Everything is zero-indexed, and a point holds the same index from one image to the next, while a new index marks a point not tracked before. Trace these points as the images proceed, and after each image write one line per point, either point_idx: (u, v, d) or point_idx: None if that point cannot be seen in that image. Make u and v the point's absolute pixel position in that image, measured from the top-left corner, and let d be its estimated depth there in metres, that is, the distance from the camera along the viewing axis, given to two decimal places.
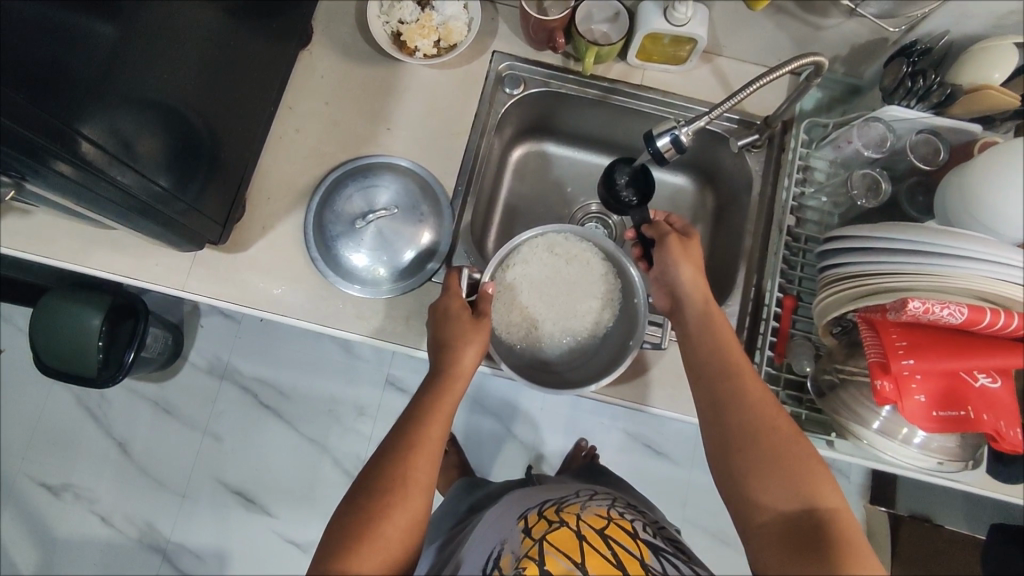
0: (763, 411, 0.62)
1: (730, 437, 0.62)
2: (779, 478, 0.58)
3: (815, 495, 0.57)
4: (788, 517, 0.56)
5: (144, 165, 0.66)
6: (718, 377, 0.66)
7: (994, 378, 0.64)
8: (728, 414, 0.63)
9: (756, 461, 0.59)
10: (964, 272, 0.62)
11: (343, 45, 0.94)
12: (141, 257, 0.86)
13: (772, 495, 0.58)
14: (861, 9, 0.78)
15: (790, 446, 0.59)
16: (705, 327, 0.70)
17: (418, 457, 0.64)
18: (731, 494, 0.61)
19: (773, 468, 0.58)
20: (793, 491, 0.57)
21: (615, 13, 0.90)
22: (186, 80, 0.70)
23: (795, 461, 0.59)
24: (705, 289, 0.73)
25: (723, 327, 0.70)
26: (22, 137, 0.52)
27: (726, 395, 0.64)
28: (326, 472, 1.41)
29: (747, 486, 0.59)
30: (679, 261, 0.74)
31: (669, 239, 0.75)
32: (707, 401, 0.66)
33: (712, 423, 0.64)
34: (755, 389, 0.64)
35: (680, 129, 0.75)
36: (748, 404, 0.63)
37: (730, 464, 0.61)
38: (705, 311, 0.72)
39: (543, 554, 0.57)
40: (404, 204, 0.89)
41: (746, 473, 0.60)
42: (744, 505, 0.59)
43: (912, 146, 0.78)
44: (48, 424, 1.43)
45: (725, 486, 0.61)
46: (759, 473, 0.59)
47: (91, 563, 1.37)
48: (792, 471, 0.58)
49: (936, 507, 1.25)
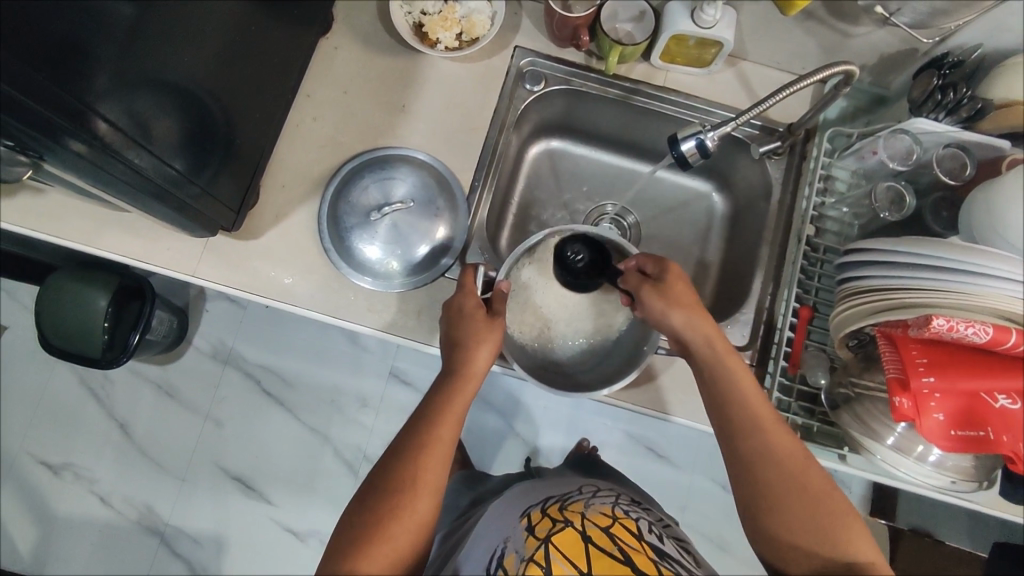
0: (790, 463, 0.62)
1: (759, 490, 0.62)
2: (814, 535, 0.59)
3: (850, 548, 0.58)
4: (828, 571, 0.58)
5: (160, 148, 0.65)
6: (742, 430, 0.65)
7: (1016, 400, 0.62)
8: (753, 467, 0.63)
9: (789, 517, 0.60)
10: (991, 291, 0.60)
11: (364, 34, 0.93)
12: (152, 241, 0.85)
13: (809, 550, 0.59)
14: (894, 19, 0.77)
15: (821, 499, 0.60)
16: (717, 373, 0.69)
17: (429, 457, 0.64)
18: (765, 544, 0.62)
19: (812, 532, 0.59)
20: (830, 546, 0.59)
21: (641, 12, 0.88)
22: (204, 62, 0.68)
23: (832, 522, 0.59)
24: (710, 328, 0.71)
25: (737, 368, 0.68)
26: (38, 113, 0.51)
27: (752, 453, 0.63)
28: (326, 462, 1.40)
29: (782, 541, 0.60)
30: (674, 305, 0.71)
31: (646, 292, 0.73)
32: (731, 450, 0.65)
33: (736, 472, 0.64)
34: (778, 437, 0.64)
35: (705, 134, 0.74)
36: (774, 457, 0.63)
37: (760, 517, 0.62)
38: (718, 356, 0.69)
39: (549, 559, 0.56)
40: (421, 198, 0.88)
41: (780, 529, 0.60)
42: (784, 565, 0.60)
43: (938, 159, 0.76)
44: (51, 402, 1.42)
45: (757, 535, 0.63)
46: (793, 529, 0.60)
47: (88, 543, 1.37)
48: (827, 526, 0.59)
49: (939, 523, 1.25)
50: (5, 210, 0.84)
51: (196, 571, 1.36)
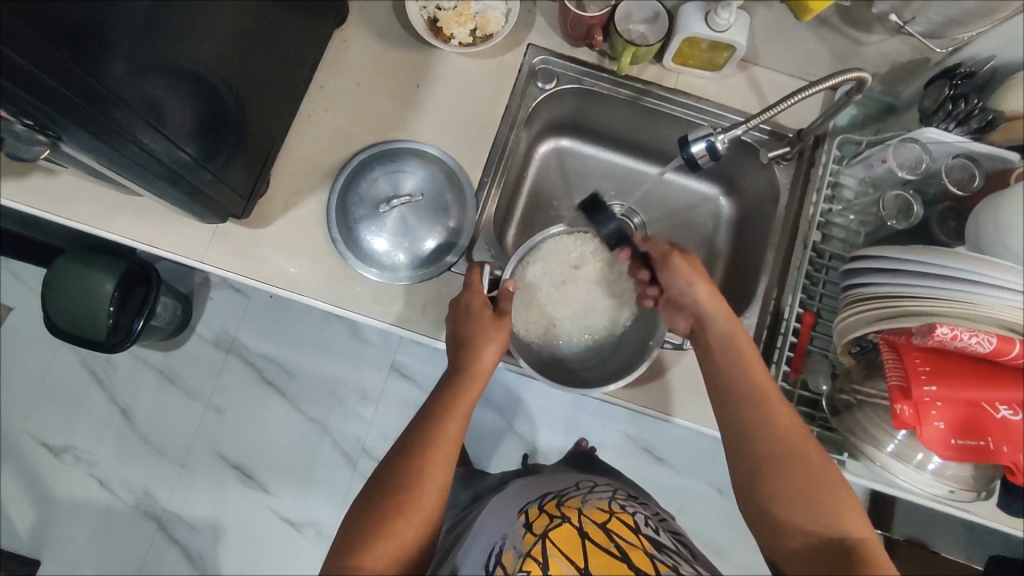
0: (790, 436, 0.61)
1: (757, 461, 0.61)
2: (807, 504, 0.58)
3: (843, 522, 0.56)
4: (818, 544, 0.56)
5: (173, 131, 0.66)
6: (741, 396, 0.66)
7: (1017, 411, 0.62)
8: (752, 437, 0.63)
9: (783, 485, 0.59)
10: (998, 301, 0.60)
11: (378, 27, 0.93)
12: (161, 226, 0.85)
13: (800, 521, 0.57)
14: (908, 28, 0.76)
15: (818, 472, 0.59)
16: (728, 347, 0.70)
17: (435, 454, 0.64)
18: (757, 517, 0.60)
19: (798, 493, 0.58)
20: (822, 517, 0.57)
21: (654, 14, 0.89)
22: (220, 48, 0.69)
23: (821, 486, 0.58)
24: (724, 305, 0.72)
25: (746, 345, 0.69)
26: (56, 91, 0.52)
27: (748, 417, 0.64)
28: (325, 453, 1.41)
29: (774, 511, 0.59)
30: (691, 278, 0.73)
31: (673, 256, 0.75)
32: (732, 424, 0.65)
33: (735, 444, 0.64)
34: (781, 412, 0.63)
35: (716, 136, 0.75)
36: (774, 428, 0.62)
37: (755, 487, 0.61)
38: (727, 329, 0.71)
39: (546, 555, 0.57)
40: (430, 192, 0.89)
41: (773, 498, 0.59)
42: (770, 531, 0.59)
43: (947, 169, 0.76)
44: (54, 384, 1.43)
45: (751, 509, 0.61)
46: (786, 497, 0.59)
47: (86, 526, 1.37)
48: (821, 498, 0.57)
49: (933, 534, 1.25)
50: (17, 190, 0.84)
51: (192, 558, 1.37)
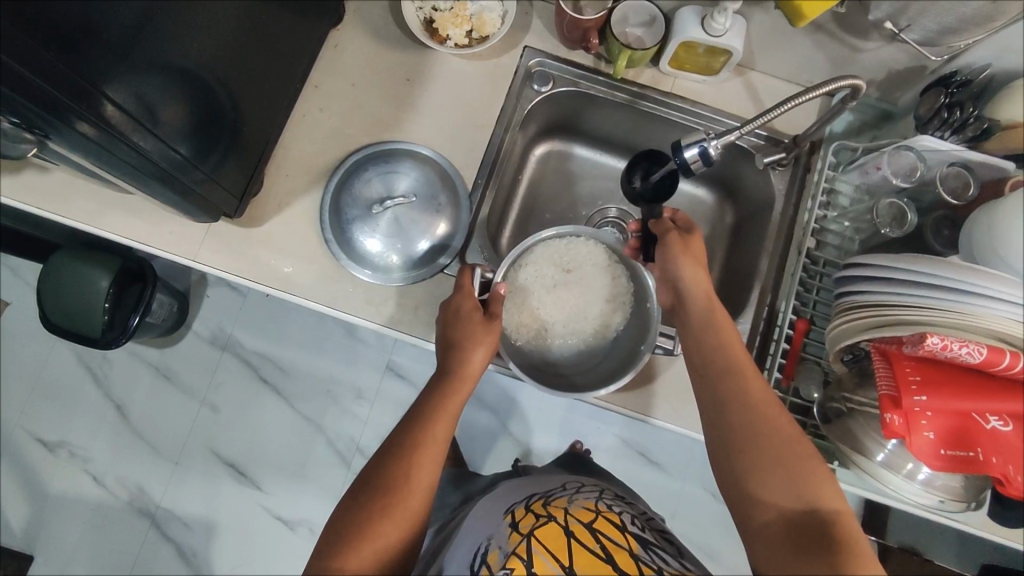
0: (765, 411, 0.62)
1: (733, 435, 0.62)
2: (781, 477, 0.58)
3: (817, 497, 0.56)
4: (791, 516, 0.56)
5: (166, 132, 0.66)
6: (720, 372, 0.66)
7: (1008, 423, 0.62)
8: (728, 412, 0.63)
9: (759, 458, 0.59)
10: (989, 313, 0.61)
11: (374, 27, 0.93)
12: (154, 223, 0.85)
13: (774, 494, 0.57)
14: (903, 35, 0.75)
15: (792, 447, 0.59)
16: (708, 325, 0.70)
17: (422, 457, 0.64)
18: (732, 492, 0.60)
19: (774, 466, 0.58)
20: (795, 490, 0.57)
21: (651, 18, 0.88)
22: (215, 48, 0.69)
23: (797, 461, 0.58)
24: (708, 285, 0.73)
25: (726, 325, 0.70)
26: (46, 93, 0.51)
27: (727, 393, 0.64)
28: (319, 452, 1.41)
29: (749, 484, 0.59)
30: (679, 257, 0.74)
31: (670, 236, 0.75)
32: (710, 401, 0.65)
33: (712, 420, 0.64)
34: (758, 390, 0.64)
35: (709, 141, 0.74)
36: (751, 404, 0.63)
37: (731, 463, 0.61)
38: (708, 309, 0.71)
39: (531, 553, 0.57)
40: (423, 193, 0.88)
41: (748, 471, 0.59)
42: (745, 504, 0.59)
43: (942, 178, 0.76)
44: (49, 380, 1.43)
45: (726, 485, 0.61)
46: (760, 471, 0.59)
47: (79, 522, 1.37)
48: (796, 471, 0.58)
49: (927, 542, 1.24)
50: (12, 186, 0.84)
51: (184, 555, 1.37)
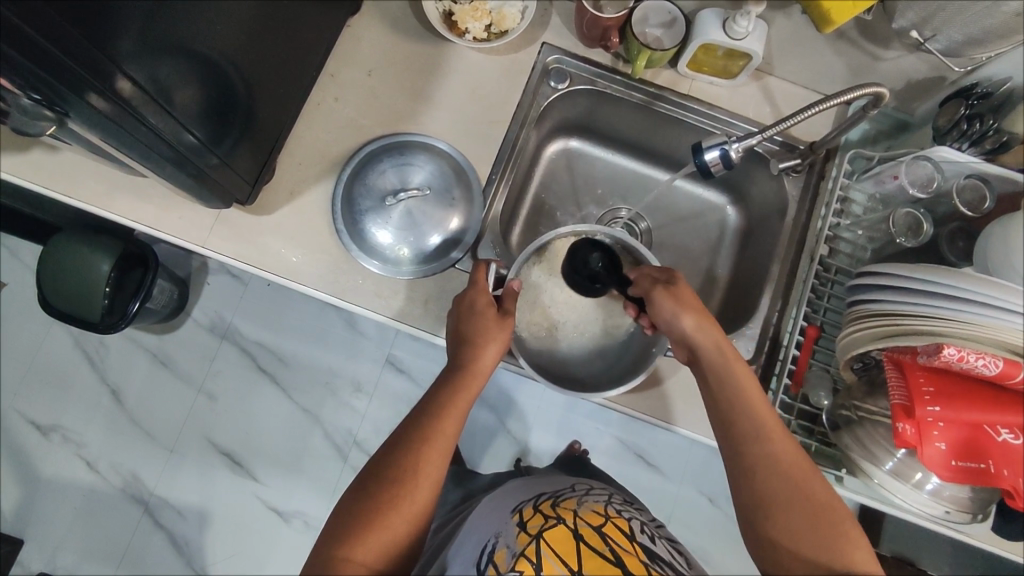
0: (793, 474, 0.61)
1: (762, 497, 0.61)
2: (818, 543, 0.58)
3: (853, 566, 0.56)
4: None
5: (181, 113, 0.65)
6: (743, 433, 0.65)
7: (1019, 436, 0.62)
8: (756, 473, 0.62)
9: (794, 523, 0.59)
10: (1002, 324, 0.60)
11: (392, 17, 0.92)
12: (163, 208, 0.84)
13: (813, 560, 0.57)
14: (928, 45, 0.76)
15: (824, 511, 0.59)
16: (723, 378, 0.69)
17: (432, 450, 0.63)
18: (764, 555, 0.61)
19: (808, 537, 0.58)
20: (834, 556, 0.57)
21: (671, 19, 0.88)
22: (236, 33, 0.67)
23: (830, 528, 0.58)
24: (718, 336, 0.71)
25: (745, 377, 0.68)
26: (63, 64, 0.50)
27: (753, 454, 0.63)
28: (316, 444, 1.40)
29: (785, 548, 0.59)
30: (681, 308, 0.72)
31: (658, 291, 0.75)
32: (734, 461, 0.65)
33: (739, 480, 0.64)
34: (784, 447, 0.63)
35: (730, 144, 0.74)
36: (776, 464, 0.62)
37: (764, 524, 0.60)
38: (725, 361, 0.70)
39: (540, 555, 0.56)
40: (437, 186, 0.88)
41: (784, 536, 0.59)
42: (781, 573, 0.59)
43: (958, 190, 0.75)
44: (45, 362, 1.42)
45: (758, 543, 0.61)
46: (794, 540, 0.59)
47: (71, 508, 1.36)
48: (833, 536, 0.58)
49: (921, 552, 1.25)
50: (18, 165, 0.83)
51: (177, 544, 1.35)
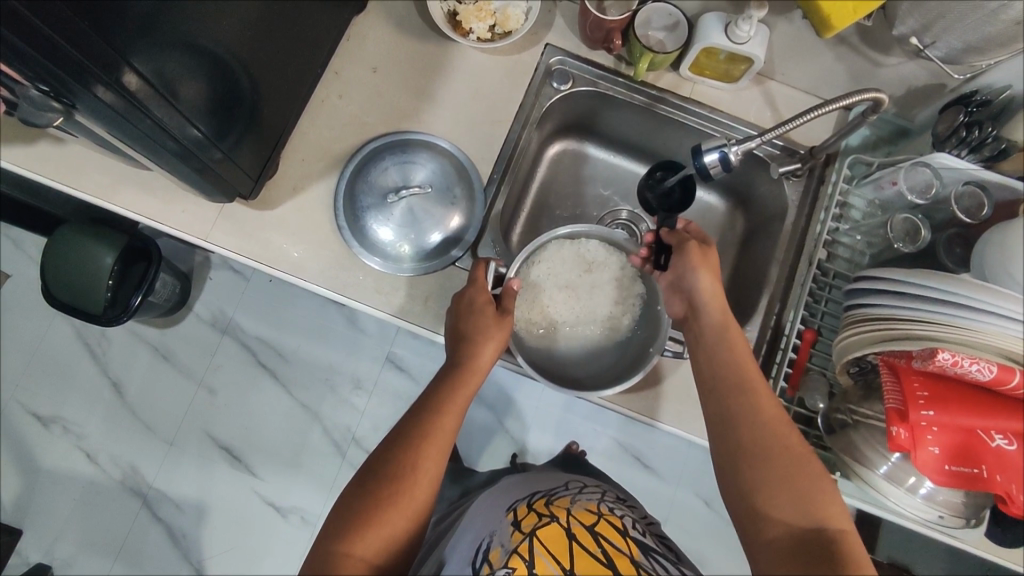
0: (775, 427, 0.62)
1: (742, 446, 0.62)
2: (790, 494, 0.58)
3: (824, 516, 0.57)
4: (798, 533, 0.56)
5: (187, 108, 0.65)
6: (730, 389, 0.66)
7: (1013, 442, 0.63)
8: (738, 426, 0.63)
9: (768, 474, 0.59)
10: (999, 330, 0.60)
11: (397, 17, 0.93)
12: (167, 201, 0.85)
13: (783, 510, 0.58)
14: (928, 52, 0.76)
15: (801, 464, 0.60)
16: (722, 339, 0.70)
17: (431, 446, 0.64)
18: (738, 506, 0.61)
19: (784, 485, 0.59)
20: (805, 508, 0.57)
21: (675, 22, 0.89)
22: (242, 29, 0.68)
23: (806, 480, 0.59)
24: (721, 296, 0.73)
25: (738, 339, 0.70)
26: (71, 57, 0.51)
27: (737, 408, 0.64)
28: (314, 439, 1.40)
29: (757, 498, 0.59)
30: (698, 268, 0.73)
31: (690, 245, 0.74)
32: (719, 415, 0.66)
33: (720, 433, 0.65)
34: (770, 406, 0.64)
35: (729, 148, 0.75)
36: (759, 418, 0.63)
37: (740, 476, 0.61)
38: (723, 323, 0.71)
39: (533, 554, 0.56)
40: (439, 184, 0.89)
41: (757, 487, 0.60)
42: (752, 520, 0.59)
43: (956, 196, 0.75)
44: (47, 354, 1.43)
45: (732, 496, 0.62)
46: (769, 488, 0.59)
47: (70, 499, 1.37)
48: (806, 490, 0.58)
49: (915, 559, 1.25)
50: (25, 156, 0.84)
51: (174, 537, 1.36)
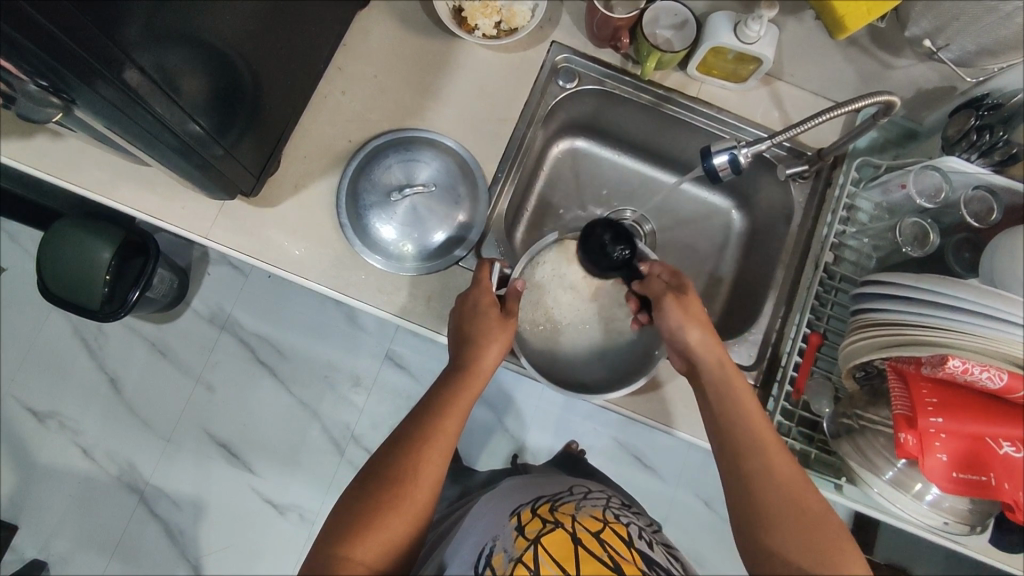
0: (792, 488, 0.61)
1: (761, 508, 0.60)
2: (813, 558, 0.57)
3: None
4: None
5: (187, 103, 0.64)
6: (742, 448, 0.64)
7: (1020, 449, 0.62)
8: (753, 487, 0.62)
9: (783, 523, 0.59)
10: (1009, 336, 0.59)
11: (402, 12, 0.92)
12: (167, 197, 0.84)
13: (806, 574, 0.56)
14: (940, 54, 0.76)
15: (821, 526, 0.58)
16: (730, 394, 0.69)
17: (431, 450, 0.63)
18: (760, 569, 0.59)
19: (806, 549, 0.57)
20: (829, 572, 0.56)
21: (683, 21, 0.88)
22: (243, 24, 0.66)
23: (828, 542, 0.57)
24: (722, 353, 0.72)
25: (746, 397, 0.68)
26: (72, 51, 0.50)
27: (751, 467, 0.63)
28: (313, 437, 1.40)
29: (771, 545, 0.59)
30: (686, 324, 0.72)
31: (667, 300, 0.74)
32: (732, 474, 0.64)
33: (735, 494, 0.63)
34: (781, 457, 0.63)
35: (739, 149, 0.74)
36: (774, 478, 0.62)
37: (758, 539, 0.60)
38: (728, 379, 0.70)
39: (537, 561, 0.55)
40: (444, 182, 0.88)
41: (772, 536, 0.59)
42: None
43: (966, 201, 0.74)
44: (42, 349, 1.41)
45: (752, 559, 0.60)
46: (790, 551, 0.58)
47: (66, 495, 1.35)
48: (821, 540, 0.58)
49: (915, 561, 1.25)
50: (22, 150, 0.83)
51: (172, 534, 1.35)
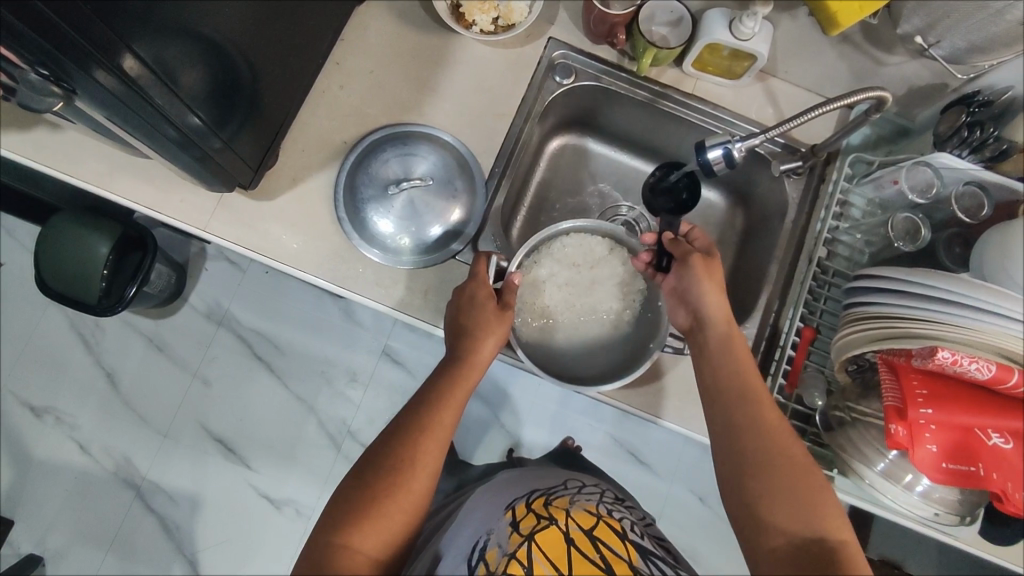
0: (778, 438, 0.62)
1: (748, 458, 0.62)
2: (792, 504, 0.58)
3: (826, 528, 0.57)
4: (799, 543, 0.57)
5: (186, 95, 0.64)
6: (733, 400, 0.66)
7: (1009, 440, 0.63)
8: (740, 437, 0.64)
9: (771, 486, 0.60)
10: (998, 329, 0.60)
11: (400, 7, 0.92)
12: (166, 191, 0.84)
13: (783, 519, 0.58)
14: (932, 51, 0.77)
15: (803, 475, 0.60)
16: (727, 348, 0.70)
17: (428, 440, 0.64)
18: (741, 516, 0.61)
19: (786, 496, 0.59)
20: (806, 518, 0.58)
21: (678, 18, 0.88)
22: (242, 17, 0.67)
23: (808, 491, 0.59)
24: (727, 311, 0.73)
25: (744, 353, 0.70)
26: (72, 41, 0.50)
27: (740, 418, 0.65)
28: (309, 432, 1.40)
29: (759, 508, 0.60)
30: (703, 281, 0.73)
31: (693, 258, 0.74)
32: (721, 426, 0.66)
33: (724, 444, 0.65)
34: (774, 419, 0.64)
35: (733, 144, 0.75)
36: (762, 429, 0.63)
37: (742, 485, 0.61)
38: (727, 334, 0.71)
39: (531, 559, 0.56)
40: (440, 177, 0.89)
41: (756, 488, 0.60)
42: (754, 529, 0.59)
43: (956, 196, 0.75)
44: (39, 345, 1.41)
45: (734, 506, 0.62)
46: (770, 498, 0.59)
47: (62, 490, 1.36)
48: (805, 499, 0.58)
49: (907, 556, 1.26)
50: (21, 143, 0.83)
51: (168, 529, 1.35)
